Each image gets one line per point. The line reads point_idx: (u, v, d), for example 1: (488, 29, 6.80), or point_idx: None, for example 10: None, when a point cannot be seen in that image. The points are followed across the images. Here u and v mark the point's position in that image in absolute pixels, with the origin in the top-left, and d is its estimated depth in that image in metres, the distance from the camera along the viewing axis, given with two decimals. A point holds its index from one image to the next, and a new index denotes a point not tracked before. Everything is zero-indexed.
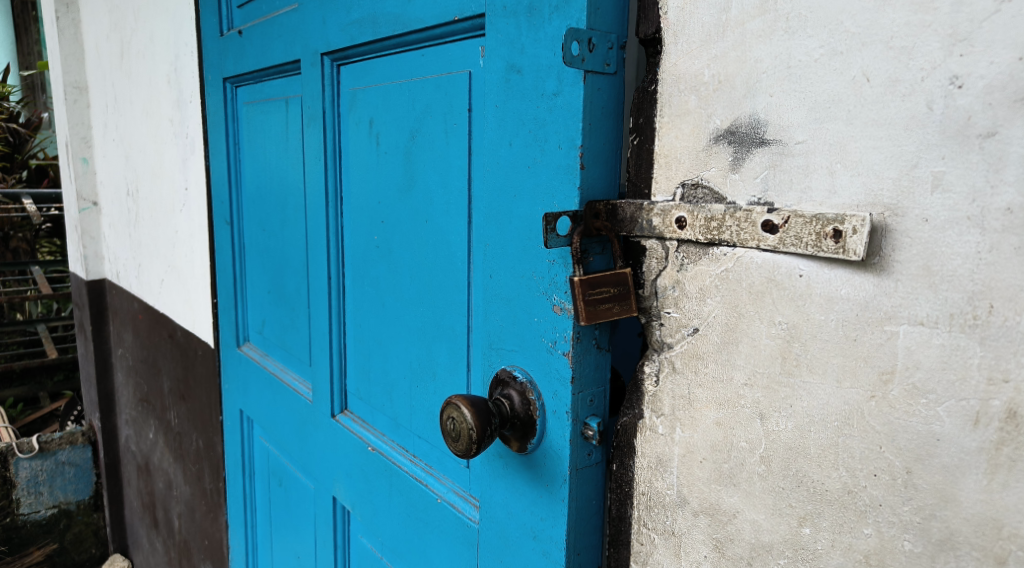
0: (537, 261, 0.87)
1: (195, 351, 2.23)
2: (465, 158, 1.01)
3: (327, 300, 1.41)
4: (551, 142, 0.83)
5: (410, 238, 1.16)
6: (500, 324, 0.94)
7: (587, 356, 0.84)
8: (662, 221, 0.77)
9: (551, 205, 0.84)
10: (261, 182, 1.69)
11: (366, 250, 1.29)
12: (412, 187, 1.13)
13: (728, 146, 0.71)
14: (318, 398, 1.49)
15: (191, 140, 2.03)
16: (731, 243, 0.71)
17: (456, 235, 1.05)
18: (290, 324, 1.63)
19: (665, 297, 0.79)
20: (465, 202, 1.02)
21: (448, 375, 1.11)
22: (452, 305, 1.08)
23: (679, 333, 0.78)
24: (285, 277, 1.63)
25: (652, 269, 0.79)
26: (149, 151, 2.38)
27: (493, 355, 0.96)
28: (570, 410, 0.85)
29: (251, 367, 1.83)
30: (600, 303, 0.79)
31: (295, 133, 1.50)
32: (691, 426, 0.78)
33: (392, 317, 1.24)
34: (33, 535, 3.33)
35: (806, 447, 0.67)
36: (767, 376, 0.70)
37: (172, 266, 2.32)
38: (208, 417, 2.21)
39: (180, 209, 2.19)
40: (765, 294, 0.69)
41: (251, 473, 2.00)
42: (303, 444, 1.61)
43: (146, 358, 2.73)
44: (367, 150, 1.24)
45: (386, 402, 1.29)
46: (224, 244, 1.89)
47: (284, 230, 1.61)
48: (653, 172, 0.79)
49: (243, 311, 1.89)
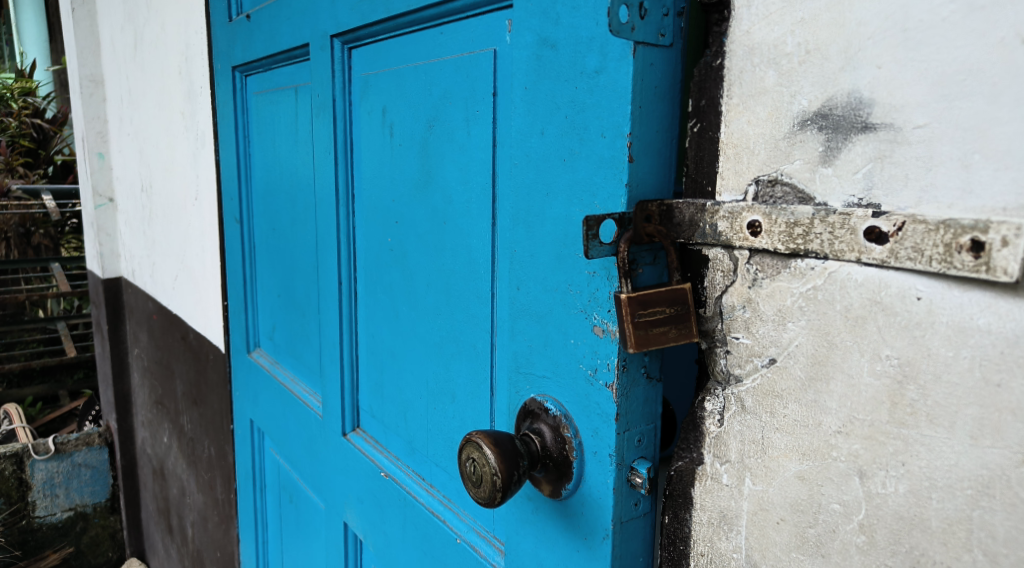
0: (574, 272, 0.73)
1: (206, 356, 2.11)
2: (488, 150, 0.87)
3: (337, 308, 1.28)
4: (592, 130, 0.69)
5: (426, 241, 1.02)
6: (528, 344, 0.81)
7: (635, 388, 0.70)
8: (729, 226, 0.63)
9: (592, 206, 0.69)
10: (270, 178, 1.56)
11: (379, 254, 1.16)
12: (429, 184, 1.00)
13: (819, 133, 0.56)
14: (328, 414, 1.36)
15: (202, 133, 1.91)
16: (821, 255, 0.57)
17: (478, 239, 0.91)
18: (300, 332, 1.51)
19: (733, 319, 0.64)
20: (487, 201, 0.88)
21: (468, 399, 0.97)
22: (473, 319, 0.94)
23: (751, 363, 0.64)
24: (294, 280, 1.50)
25: (716, 284, 0.65)
26: (162, 146, 2.27)
27: (521, 381, 0.82)
28: (613, 452, 0.71)
29: (262, 376, 1.70)
30: (652, 327, 0.64)
31: (305, 123, 1.37)
32: (765, 478, 0.64)
33: (407, 329, 1.11)
34: (50, 538, 3.24)
35: (925, 519, 0.54)
36: (869, 425, 0.56)
37: (184, 265, 2.20)
38: (218, 424, 2.08)
39: (191, 205, 2.07)
40: (868, 320, 0.55)
41: (262, 487, 1.88)
42: (313, 461, 1.48)
43: (160, 360, 2.62)
44: (380, 141, 1.11)
45: (401, 423, 1.15)
46: (235, 244, 1.77)
47: (294, 230, 1.48)
48: (718, 165, 0.64)
49: (253, 316, 1.77)
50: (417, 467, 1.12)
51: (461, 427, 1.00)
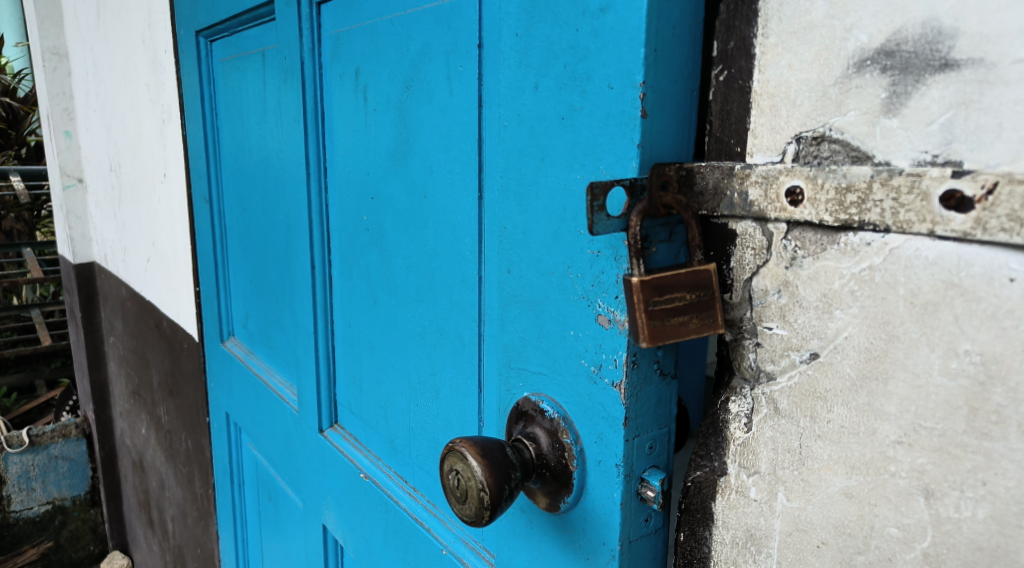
0: (574, 253, 0.62)
1: (180, 344, 1.96)
2: (473, 112, 0.76)
3: (311, 293, 1.17)
4: (596, 80, 0.58)
5: (406, 217, 0.91)
6: (521, 335, 0.70)
7: (646, 387, 0.60)
8: (763, 195, 0.52)
9: (597, 173, 0.59)
10: (238, 154, 1.45)
11: (354, 233, 1.04)
12: (407, 152, 0.89)
13: (883, 75, 0.47)
14: (303, 408, 1.25)
15: (168, 106, 1.78)
16: (881, 226, 0.47)
17: (462, 215, 0.80)
18: (271, 319, 1.39)
19: (767, 305, 0.54)
20: (472, 171, 0.77)
21: (454, 395, 0.87)
22: (458, 306, 0.84)
23: (787, 358, 0.53)
24: (265, 265, 1.39)
25: (746, 264, 0.55)
26: (129, 121, 2.14)
27: (512, 377, 0.72)
28: (622, 462, 0.60)
29: (235, 367, 1.59)
30: (669, 316, 0.54)
31: (273, 91, 1.25)
32: (803, 495, 0.53)
33: (386, 317, 1.00)
34: (27, 533, 3.07)
35: (1011, 549, 0.44)
36: (941, 435, 0.46)
37: (154, 248, 2.08)
38: (194, 416, 1.94)
39: (160, 183, 1.95)
40: (941, 307, 0.45)
41: (239, 483, 1.72)
42: (288, 461, 1.37)
43: (133, 348, 2.49)
44: (353, 107, 1.00)
45: (381, 420, 1.05)
46: (204, 225, 1.65)
47: (265, 208, 1.37)
48: (750, 120, 0.54)
49: (225, 302, 1.65)
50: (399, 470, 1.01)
51: (446, 425, 0.89)
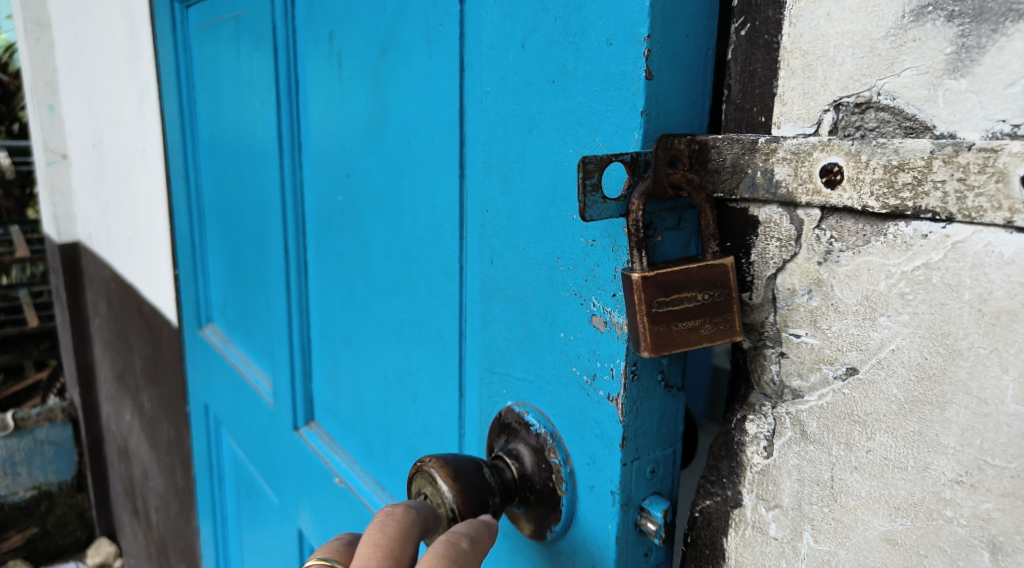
0: (565, 242, 0.53)
1: (161, 329, 1.86)
2: (453, 77, 0.67)
3: (286, 280, 1.08)
4: (592, 36, 0.49)
5: (383, 198, 0.82)
6: (505, 335, 0.61)
7: (648, 402, 0.51)
8: (792, 173, 0.43)
9: (591, 147, 0.49)
10: (214, 128, 1.35)
11: (329, 216, 0.95)
12: (384, 125, 0.79)
13: (948, 25, 0.37)
14: (278, 404, 1.16)
15: (146, 77, 1.68)
16: (943, 216, 0.38)
17: (442, 196, 0.71)
18: (248, 306, 1.30)
19: (795, 308, 0.45)
20: (453, 148, 0.68)
21: (433, 397, 0.78)
22: (438, 299, 0.74)
23: (818, 372, 0.44)
24: (241, 248, 1.30)
25: (769, 258, 0.46)
26: (109, 94, 2.04)
27: (495, 383, 0.63)
28: (617, 489, 0.52)
29: (213, 355, 1.50)
30: (676, 320, 0.45)
31: (247, 60, 1.16)
32: (835, 538, 0.44)
33: (363, 308, 0.91)
34: (13, 519, 2.96)
35: None
36: (1014, 478, 0.37)
37: (135, 229, 1.99)
38: (175, 404, 1.85)
39: (139, 160, 1.85)
40: (1018, 318, 0.36)
41: (218, 478, 1.63)
42: (264, 457, 1.29)
43: (117, 332, 2.40)
44: (327, 75, 0.90)
45: (357, 420, 0.96)
46: (182, 204, 1.56)
47: (241, 188, 1.27)
48: (777, 83, 0.44)
49: (204, 286, 1.55)
50: (375, 476, 0.93)
51: (425, 431, 0.80)
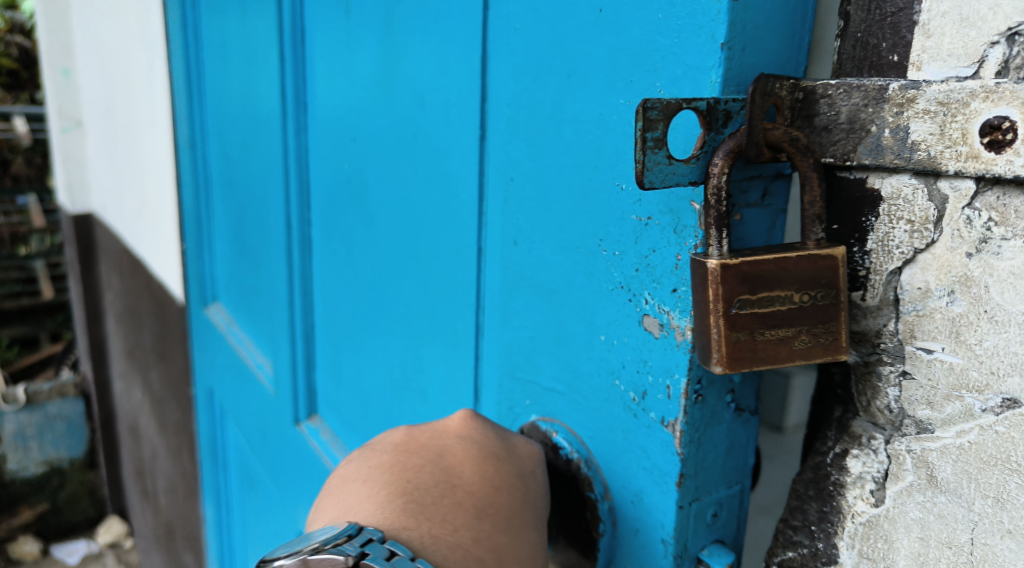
0: (610, 220, 0.42)
1: (169, 307, 1.77)
2: (475, 17, 0.55)
3: (289, 258, 0.98)
4: None
5: (392, 160, 0.70)
6: (530, 335, 0.50)
7: (715, 428, 0.40)
8: (937, 133, 0.31)
9: (649, 95, 0.38)
10: (219, 91, 1.25)
11: (335, 185, 0.84)
12: (395, 78, 0.68)
13: None
14: (279, 393, 1.06)
15: (154, 38, 1.58)
16: None
17: (459, 162, 0.60)
18: (249, 285, 1.20)
19: (928, 314, 0.33)
20: (472, 101, 0.56)
21: (446, 403, 0.67)
22: (453, 286, 0.63)
23: (961, 406, 0.33)
24: (245, 223, 1.19)
25: (892, 247, 0.34)
26: (121, 58, 1.94)
27: (517, 392, 0.52)
28: (671, 538, 0.41)
29: (218, 336, 1.41)
30: (763, 327, 0.33)
31: (251, 11, 1.04)
32: None
33: (370, 294, 0.80)
34: (24, 493, 2.97)
35: None
36: None
37: (145, 200, 1.89)
38: (181, 385, 1.75)
39: (148, 126, 1.75)
40: None
41: (223, 468, 1.54)
42: (266, 452, 1.19)
43: (128, 307, 2.31)
44: (333, 22, 0.79)
45: (363, 420, 0.85)
46: (188, 174, 1.46)
47: (244, 154, 1.16)
48: (918, 8, 0.33)
49: (211, 263, 1.45)
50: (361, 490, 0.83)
51: None
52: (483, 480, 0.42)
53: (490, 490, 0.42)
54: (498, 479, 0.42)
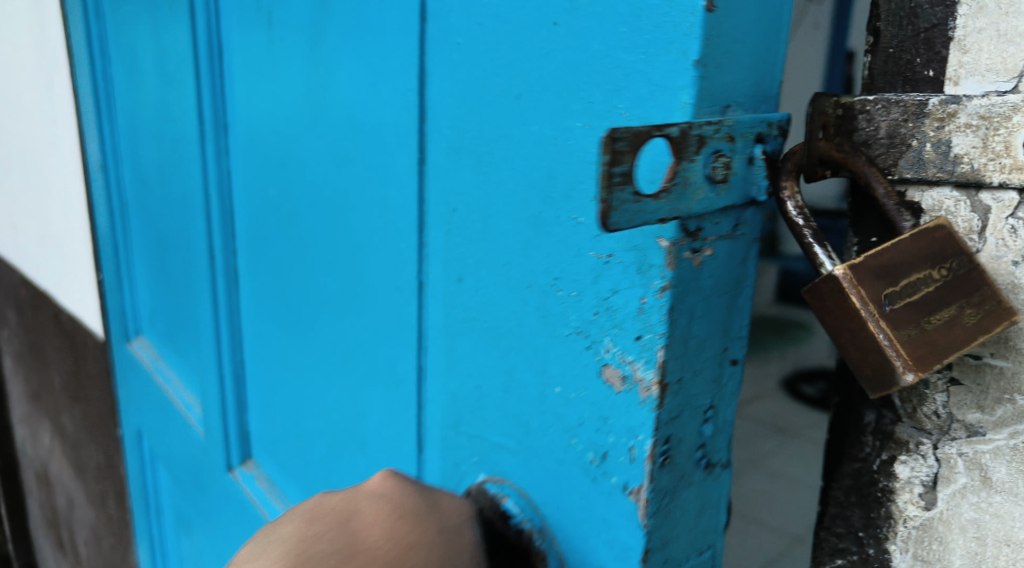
0: (564, 259, 0.43)
1: (84, 343, 1.66)
2: (413, 30, 0.51)
3: (217, 289, 0.92)
4: None
5: (321, 191, 0.67)
6: (477, 383, 0.50)
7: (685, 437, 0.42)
8: (980, 142, 0.34)
9: (612, 117, 0.39)
10: (132, 114, 1.18)
11: (261, 215, 0.80)
12: (324, 101, 0.64)
13: None
14: (211, 436, 1.01)
15: (55, 56, 1.48)
16: None
17: (395, 189, 0.56)
18: (175, 319, 1.14)
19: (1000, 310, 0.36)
20: (410, 123, 0.53)
21: (386, 446, 0.64)
22: (390, 324, 0.60)
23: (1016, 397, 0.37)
24: (167, 255, 1.13)
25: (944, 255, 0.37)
26: (12, 77, 1.81)
27: (463, 447, 0.52)
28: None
29: (143, 372, 1.33)
30: (919, 318, 0.34)
31: (166, 27, 0.98)
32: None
33: (303, 332, 0.75)
34: None
35: None
36: None
37: (48, 230, 1.77)
38: (104, 427, 1.65)
39: (50, 150, 1.64)
40: None
41: (157, 511, 1.45)
42: (199, 496, 1.13)
43: (32, 344, 2.14)
44: (251, 43, 0.74)
45: (301, 464, 0.81)
46: (101, 199, 1.38)
47: (163, 178, 1.10)
48: (952, 21, 0.36)
49: (128, 293, 1.37)
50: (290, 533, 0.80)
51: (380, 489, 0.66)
52: (390, 542, 0.43)
53: (399, 551, 0.43)
54: (408, 538, 0.44)
